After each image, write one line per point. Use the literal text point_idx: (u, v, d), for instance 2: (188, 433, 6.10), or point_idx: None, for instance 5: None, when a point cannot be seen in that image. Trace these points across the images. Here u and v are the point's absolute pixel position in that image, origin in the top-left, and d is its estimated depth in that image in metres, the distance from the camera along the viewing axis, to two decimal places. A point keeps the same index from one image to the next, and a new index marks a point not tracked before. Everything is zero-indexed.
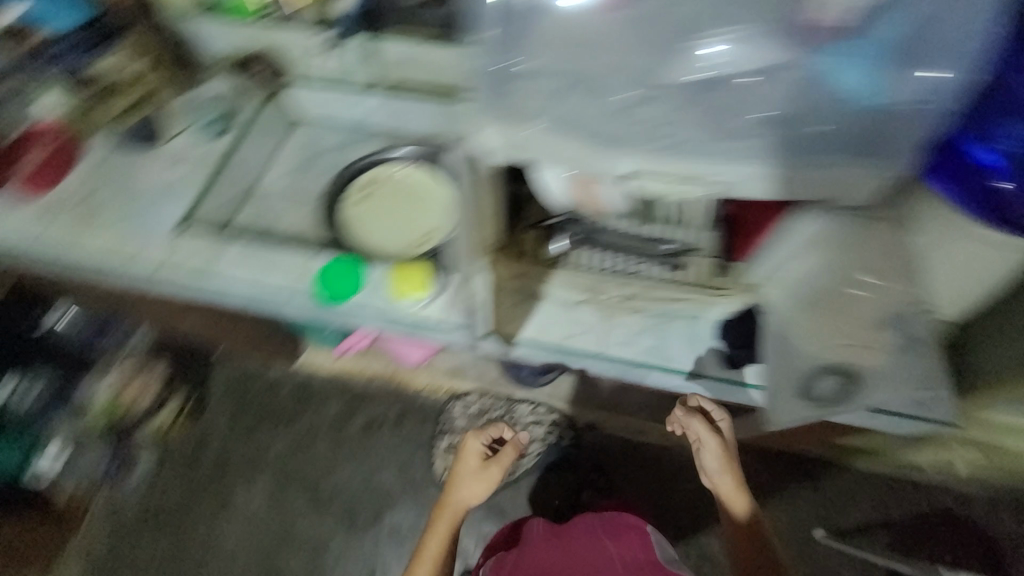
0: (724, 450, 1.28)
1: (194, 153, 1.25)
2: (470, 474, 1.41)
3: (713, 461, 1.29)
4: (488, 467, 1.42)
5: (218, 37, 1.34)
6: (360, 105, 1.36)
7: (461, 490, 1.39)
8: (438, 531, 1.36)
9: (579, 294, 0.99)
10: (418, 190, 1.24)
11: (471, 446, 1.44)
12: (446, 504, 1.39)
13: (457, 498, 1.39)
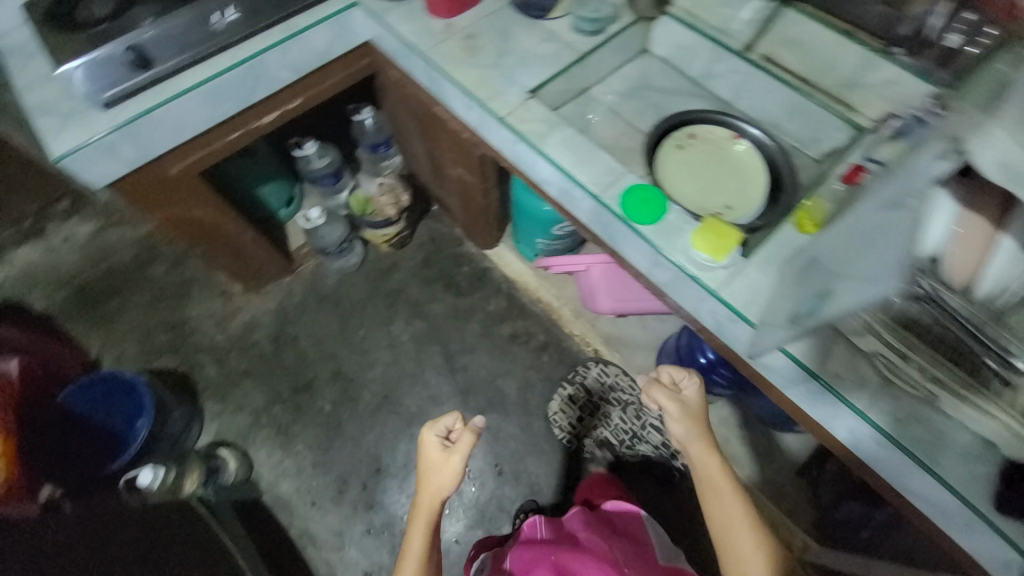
0: (679, 411, 1.17)
1: (563, 39, 1.34)
2: (438, 466, 1.20)
3: (685, 428, 1.17)
4: (461, 447, 1.20)
5: None
6: (712, 63, 1.37)
7: (432, 483, 1.19)
8: (417, 532, 1.19)
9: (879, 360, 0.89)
10: (734, 166, 1.22)
11: (429, 440, 1.21)
12: (419, 508, 1.20)
13: (432, 489, 1.19)
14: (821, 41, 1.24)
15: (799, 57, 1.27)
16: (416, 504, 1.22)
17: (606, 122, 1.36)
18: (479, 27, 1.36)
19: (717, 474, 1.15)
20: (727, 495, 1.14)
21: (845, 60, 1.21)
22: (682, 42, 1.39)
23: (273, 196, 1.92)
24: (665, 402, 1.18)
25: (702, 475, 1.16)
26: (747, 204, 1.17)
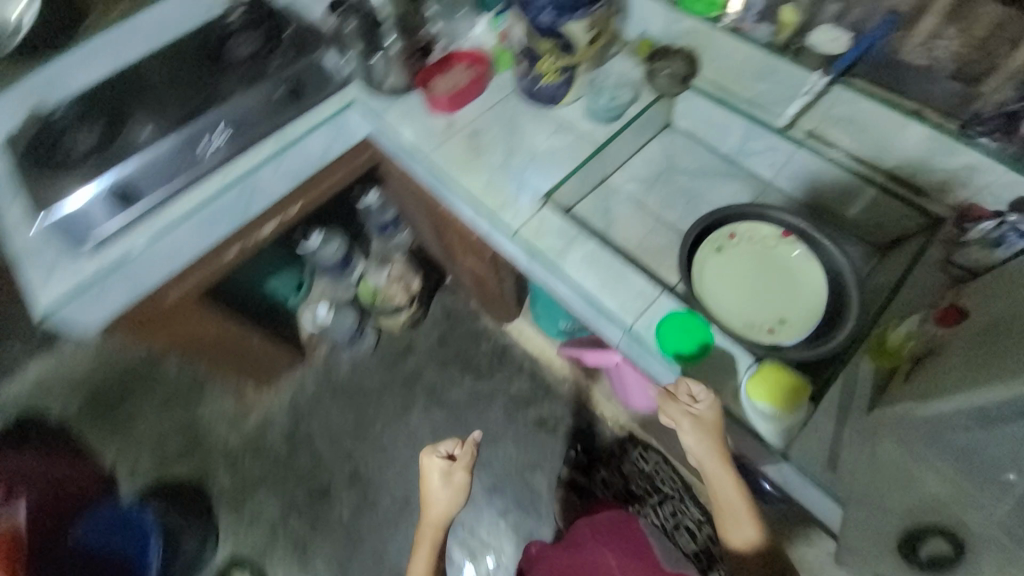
0: (699, 424, 0.89)
1: (575, 130, 1.20)
2: (440, 494, 1.12)
3: (703, 441, 0.91)
4: (463, 473, 1.13)
5: (641, 18, 1.26)
6: (745, 140, 1.21)
7: (434, 509, 1.12)
8: (422, 559, 1.13)
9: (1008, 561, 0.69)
10: (783, 267, 1.07)
11: (430, 464, 1.13)
12: (422, 535, 1.14)
13: (435, 518, 1.13)
14: (875, 119, 1.03)
15: (851, 136, 1.09)
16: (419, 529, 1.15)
17: (630, 217, 1.21)
18: (485, 122, 1.24)
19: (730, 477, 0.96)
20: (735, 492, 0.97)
21: (908, 142, 1.02)
22: (708, 118, 1.24)
23: (281, 286, 1.77)
24: (676, 415, 0.90)
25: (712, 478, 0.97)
26: (803, 315, 1.01)
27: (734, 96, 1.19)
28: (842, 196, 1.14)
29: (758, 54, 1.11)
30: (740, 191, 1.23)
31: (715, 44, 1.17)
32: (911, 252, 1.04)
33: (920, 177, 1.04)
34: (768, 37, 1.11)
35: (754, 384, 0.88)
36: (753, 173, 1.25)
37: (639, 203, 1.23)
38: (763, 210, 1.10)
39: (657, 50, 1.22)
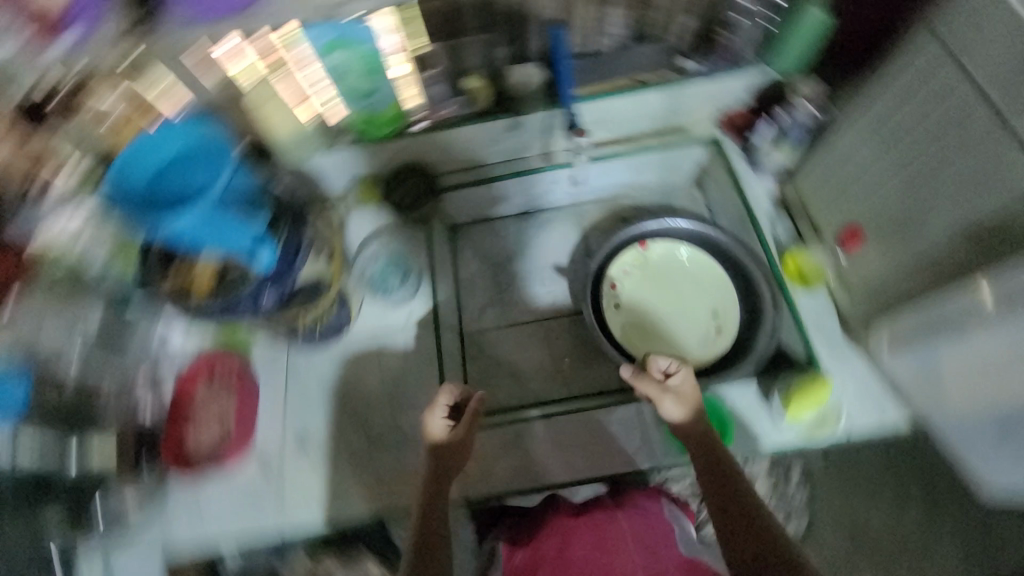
0: (681, 396, 0.73)
1: (399, 328, 0.99)
2: (441, 451, 0.74)
3: (692, 416, 0.72)
4: (461, 440, 0.74)
5: (339, 172, 1.01)
6: (531, 194, 1.09)
7: (433, 446, 0.73)
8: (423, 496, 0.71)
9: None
10: (673, 270, 0.96)
11: (432, 426, 0.74)
12: (430, 541, 0.67)
13: (433, 474, 0.73)
14: (615, 108, 0.98)
15: (607, 129, 1.02)
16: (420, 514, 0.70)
17: (520, 348, 1.03)
18: (303, 410, 0.93)
19: (712, 454, 0.70)
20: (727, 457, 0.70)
21: (651, 105, 0.98)
22: (481, 201, 1.08)
23: None
24: (657, 391, 0.73)
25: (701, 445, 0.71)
26: (724, 295, 0.93)
27: (486, 166, 1.04)
28: (638, 173, 1.09)
29: (478, 129, 0.98)
30: (568, 235, 1.12)
31: (431, 146, 0.99)
32: (725, 178, 1.03)
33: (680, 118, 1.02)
34: (467, 112, 0.97)
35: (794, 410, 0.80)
36: (562, 206, 1.13)
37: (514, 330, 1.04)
38: (624, 236, 0.96)
39: (385, 188, 1.02)
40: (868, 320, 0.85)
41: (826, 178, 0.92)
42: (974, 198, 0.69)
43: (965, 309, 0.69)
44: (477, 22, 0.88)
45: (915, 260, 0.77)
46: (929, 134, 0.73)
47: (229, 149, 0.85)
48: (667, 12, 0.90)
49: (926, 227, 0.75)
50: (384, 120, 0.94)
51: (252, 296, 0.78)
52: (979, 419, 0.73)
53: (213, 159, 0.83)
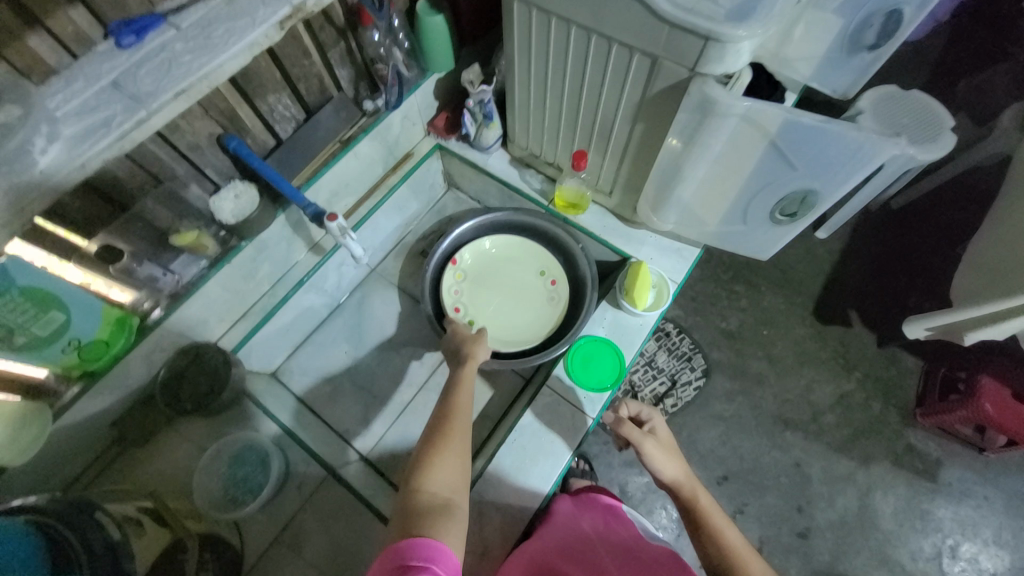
0: (659, 446, 0.82)
1: (296, 514, 0.83)
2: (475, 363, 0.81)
3: (671, 460, 0.81)
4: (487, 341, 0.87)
5: (96, 421, 0.81)
6: (324, 291, 1.06)
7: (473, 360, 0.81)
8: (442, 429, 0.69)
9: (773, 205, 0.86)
10: (489, 263, 1.08)
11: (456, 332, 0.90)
12: (451, 424, 0.69)
13: (462, 396, 0.74)
14: (341, 173, 0.98)
15: (349, 195, 1.04)
16: (439, 417, 0.71)
17: None
18: None
19: (702, 506, 0.76)
20: (729, 536, 0.73)
21: (368, 153, 1.01)
22: (283, 331, 1.02)
23: None
24: (639, 437, 0.81)
25: (688, 499, 0.78)
26: (537, 254, 1.08)
27: (266, 297, 0.98)
28: (402, 211, 1.16)
29: (226, 274, 0.87)
30: (387, 298, 1.14)
31: (187, 323, 0.85)
32: (468, 170, 1.15)
33: (399, 150, 1.10)
34: (202, 262, 0.85)
35: (637, 297, 0.93)
36: (358, 280, 1.14)
37: (408, 411, 1.04)
38: (429, 273, 1.04)
39: (169, 394, 0.86)
40: (632, 205, 1.00)
41: (532, 129, 1.00)
42: (623, 96, 0.78)
43: (673, 162, 0.83)
44: (134, 180, 0.75)
45: (636, 148, 0.86)
46: (576, 67, 0.80)
47: None
48: (320, 73, 0.90)
49: (614, 132, 0.86)
50: (108, 335, 0.76)
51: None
52: (731, 220, 0.93)
53: None
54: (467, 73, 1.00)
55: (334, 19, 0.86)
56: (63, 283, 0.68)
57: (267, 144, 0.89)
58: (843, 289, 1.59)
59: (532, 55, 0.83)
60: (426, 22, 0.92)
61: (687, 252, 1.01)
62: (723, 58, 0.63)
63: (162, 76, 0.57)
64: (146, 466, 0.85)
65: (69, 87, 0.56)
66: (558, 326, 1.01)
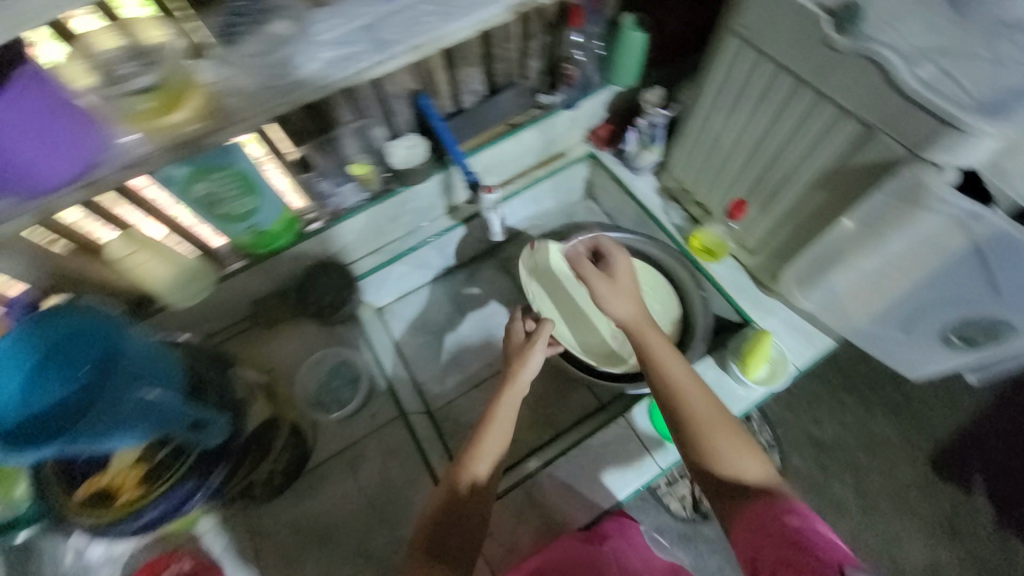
0: (614, 287, 0.78)
1: (361, 438, 0.90)
2: (526, 381, 0.76)
3: (667, 360, 0.71)
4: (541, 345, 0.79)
5: (240, 295, 0.94)
6: (444, 253, 1.14)
7: (523, 380, 0.76)
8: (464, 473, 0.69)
9: (946, 322, 0.77)
10: (560, 283, 1.04)
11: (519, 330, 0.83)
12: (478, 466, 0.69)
13: (495, 435, 0.72)
14: (499, 153, 1.03)
15: (497, 175, 1.10)
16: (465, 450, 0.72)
17: None
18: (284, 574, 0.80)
19: (701, 435, 0.65)
20: (720, 444, 0.64)
21: (528, 142, 1.06)
22: (400, 274, 1.11)
23: None
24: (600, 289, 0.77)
25: (672, 404, 0.68)
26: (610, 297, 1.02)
27: (398, 242, 1.07)
28: (536, 204, 1.20)
29: (377, 210, 0.97)
30: (493, 279, 1.19)
31: (332, 241, 0.96)
32: (612, 185, 1.15)
33: (554, 147, 1.13)
34: (364, 196, 0.95)
35: (749, 368, 0.87)
36: (475, 253, 1.20)
37: (479, 388, 1.07)
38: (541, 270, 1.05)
39: (298, 296, 0.97)
40: (774, 271, 0.93)
41: (694, 165, 0.98)
42: (814, 157, 0.74)
43: (843, 246, 0.77)
44: (343, 110, 0.85)
45: (802, 215, 0.81)
46: (770, 117, 0.77)
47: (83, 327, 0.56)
48: (515, 60, 0.96)
49: (786, 192, 0.81)
50: (277, 229, 0.88)
51: (185, 491, 0.61)
52: (886, 324, 0.85)
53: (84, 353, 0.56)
54: (647, 94, 1.00)
55: (547, 14, 0.91)
56: (261, 177, 0.80)
57: (449, 109, 0.98)
58: (979, 447, 1.34)
59: (729, 92, 0.81)
60: (627, 35, 0.91)
61: (813, 342, 0.93)
62: (954, 145, 0.58)
63: (406, 28, 0.64)
64: (262, 347, 0.98)
65: (335, 15, 0.65)
66: None
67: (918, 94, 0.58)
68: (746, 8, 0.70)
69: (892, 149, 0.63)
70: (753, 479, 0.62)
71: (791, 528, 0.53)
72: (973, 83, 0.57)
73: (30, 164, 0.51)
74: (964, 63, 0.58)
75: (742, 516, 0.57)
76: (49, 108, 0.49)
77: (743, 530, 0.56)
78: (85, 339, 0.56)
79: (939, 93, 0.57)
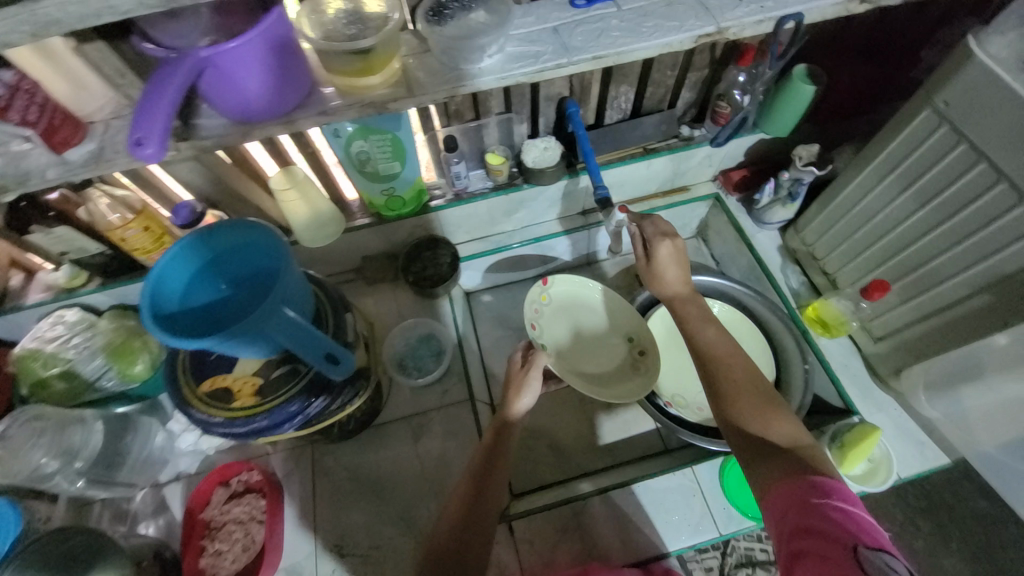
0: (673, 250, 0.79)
1: (428, 410, 0.94)
2: (526, 408, 0.79)
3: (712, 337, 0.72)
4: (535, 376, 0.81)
5: (355, 249, 1.01)
6: (543, 256, 1.15)
7: (517, 410, 0.78)
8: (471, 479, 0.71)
9: None
10: (580, 304, 0.98)
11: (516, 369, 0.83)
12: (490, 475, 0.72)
13: (497, 449, 0.75)
14: (626, 174, 1.03)
15: (616, 194, 1.09)
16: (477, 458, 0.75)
17: (556, 411, 1.02)
18: (332, 517, 0.84)
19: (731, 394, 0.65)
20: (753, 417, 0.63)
21: (657, 170, 1.04)
22: (497, 266, 1.14)
23: None
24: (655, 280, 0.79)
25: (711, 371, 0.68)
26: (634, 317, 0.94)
27: (504, 235, 1.10)
28: None
29: (497, 201, 1.00)
30: None
31: (449, 219, 1.00)
32: (729, 231, 1.11)
33: (680, 180, 1.11)
34: (489, 185, 0.98)
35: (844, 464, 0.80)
36: (570, 264, 1.20)
37: None
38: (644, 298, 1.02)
39: (405, 263, 1.02)
40: (898, 366, 0.85)
41: (833, 233, 0.92)
42: (990, 258, 0.67)
43: (988, 359, 0.70)
44: (496, 101, 0.89)
45: (955, 317, 0.74)
46: (945, 202, 0.70)
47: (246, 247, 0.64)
48: (669, 87, 0.95)
49: (941, 286, 0.74)
50: (408, 197, 0.94)
51: (287, 412, 0.64)
52: (1020, 458, 0.73)
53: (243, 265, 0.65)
54: (801, 149, 0.94)
55: (716, 49, 0.89)
56: (412, 147, 0.85)
57: (590, 121, 0.99)
58: None
59: (899, 167, 0.75)
60: (796, 86, 0.87)
61: (924, 456, 0.84)
62: None
63: (591, 39, 0.67)
64: (360, 300, 1.05)
65: (525, 16, 0.69)
66: None
67: None
68: (954, 84, 0.64)
69: None
70: (785, 439, 0.60)
71: (832, 519, 0.49)
72: None
73: (257, 91, 0.57)
74: None
75: (768, 492, 0.55)
76: (288, 45, 0.56)
77: (777, 501, 0.54)
78: (240, 256, 0.65)
79: None
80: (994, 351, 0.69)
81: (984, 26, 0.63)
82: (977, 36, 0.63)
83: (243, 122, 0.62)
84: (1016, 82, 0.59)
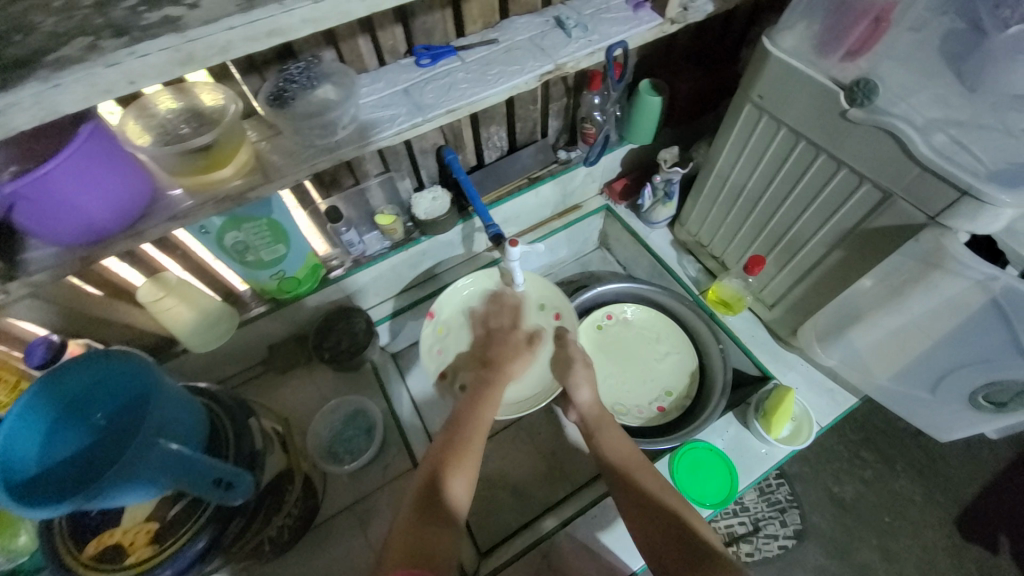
0: (588, 371, 0.80)
1: (372, 491, 0.88)
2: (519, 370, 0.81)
3: (625, 448, 0.71)
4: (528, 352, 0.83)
5: (259, 340, 0.95)
6: None
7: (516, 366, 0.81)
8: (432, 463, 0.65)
9: (970, 392, 0.74)
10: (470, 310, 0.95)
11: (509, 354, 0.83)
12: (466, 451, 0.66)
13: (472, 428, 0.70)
14: (519, 205, 1.06)
15: (515, 226, 1.13)
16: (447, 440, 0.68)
17: (507, 452, 1.01)
18: None
19: (643, 485, 0.65)
20: (672, 504, 0.62)
21: (546, 196, 1.09)
22: (415, 321, 1.11)
23: None
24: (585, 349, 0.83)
25: (626, 475, 0.67)
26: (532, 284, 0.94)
27: (417, 288, 1.08)
28: (552, 253, 1.23)
29: (398, 258, 0.98)
30: None
31: (353, 287, 0.97)
32: (627, 236, 1.18)
33: (571, 200, 1.16)
34: (387, 244, 0.97)
35: (770, 427, 0.85)
36: None
37: (496, 439, 1.02)
38: (582, 298, 1.10)
39: (316, 343, 0.97)
40: (794, 326, 0.94)
41: (710, 221, 1.00)
42: (831, 220, 0.76)
43: (859, 303, 0.77)
44: (372, 164, 0.89)
45: (824, 275, 0.82)
46: (786, 178, 0.80)
47: (135, 365, 0.57)
48: (536, 119, 1.00)
49: (804, 250, 0.83)
50: (302, 276, 0.89)
51: (194, 553, 0.56)
52: (910, 381, 0.81)
53: (134, 386, 0.57)
54: (664, 152, 1.03)
55: (568, 80, 0.96)
56: (294, 227, 0.82)
57: (471, 163, 1.02)
58: (1004, 508, 1.29)
59: (743, 155, 0.85)
60: (644, 100, 0.96)
61: (834, 396, 0.92)
62: (976, 219, 0.59)
63: (441, 95, 0.69)
64: (278, 390, 0.98)
65: (374, 84, 0.71)
66: (676, 423, 0.99)
67: (947, 164, 0.59)
68: (764, 79, 0.74)
69: (917, 213, 0.64)
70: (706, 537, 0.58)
71: None
72: (987, 153, 0.58)
73: (87, 212, 0.53)
74: (978, 131, 0.59)
75: None
76: (114, 157, 0.53)
77: None
78: (113, 388, 0.58)
79: (977, 176, 0.57)
80: (858, 296, 0.77)
81: (773, 27, 0.73)
82: (771, 37, 0.72)
83: (76, 247, 0.56)
84: (807, 69, 0.68)
